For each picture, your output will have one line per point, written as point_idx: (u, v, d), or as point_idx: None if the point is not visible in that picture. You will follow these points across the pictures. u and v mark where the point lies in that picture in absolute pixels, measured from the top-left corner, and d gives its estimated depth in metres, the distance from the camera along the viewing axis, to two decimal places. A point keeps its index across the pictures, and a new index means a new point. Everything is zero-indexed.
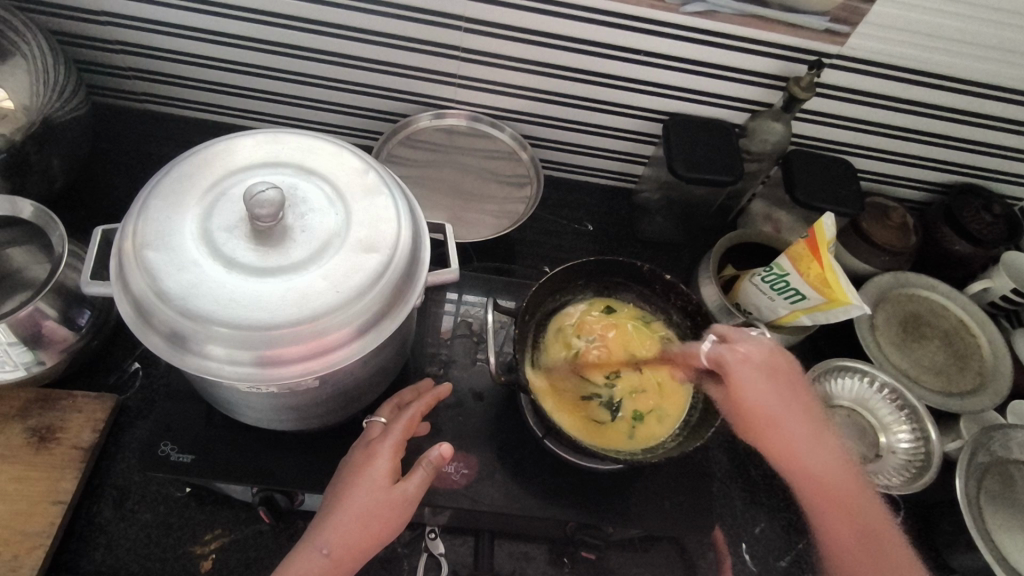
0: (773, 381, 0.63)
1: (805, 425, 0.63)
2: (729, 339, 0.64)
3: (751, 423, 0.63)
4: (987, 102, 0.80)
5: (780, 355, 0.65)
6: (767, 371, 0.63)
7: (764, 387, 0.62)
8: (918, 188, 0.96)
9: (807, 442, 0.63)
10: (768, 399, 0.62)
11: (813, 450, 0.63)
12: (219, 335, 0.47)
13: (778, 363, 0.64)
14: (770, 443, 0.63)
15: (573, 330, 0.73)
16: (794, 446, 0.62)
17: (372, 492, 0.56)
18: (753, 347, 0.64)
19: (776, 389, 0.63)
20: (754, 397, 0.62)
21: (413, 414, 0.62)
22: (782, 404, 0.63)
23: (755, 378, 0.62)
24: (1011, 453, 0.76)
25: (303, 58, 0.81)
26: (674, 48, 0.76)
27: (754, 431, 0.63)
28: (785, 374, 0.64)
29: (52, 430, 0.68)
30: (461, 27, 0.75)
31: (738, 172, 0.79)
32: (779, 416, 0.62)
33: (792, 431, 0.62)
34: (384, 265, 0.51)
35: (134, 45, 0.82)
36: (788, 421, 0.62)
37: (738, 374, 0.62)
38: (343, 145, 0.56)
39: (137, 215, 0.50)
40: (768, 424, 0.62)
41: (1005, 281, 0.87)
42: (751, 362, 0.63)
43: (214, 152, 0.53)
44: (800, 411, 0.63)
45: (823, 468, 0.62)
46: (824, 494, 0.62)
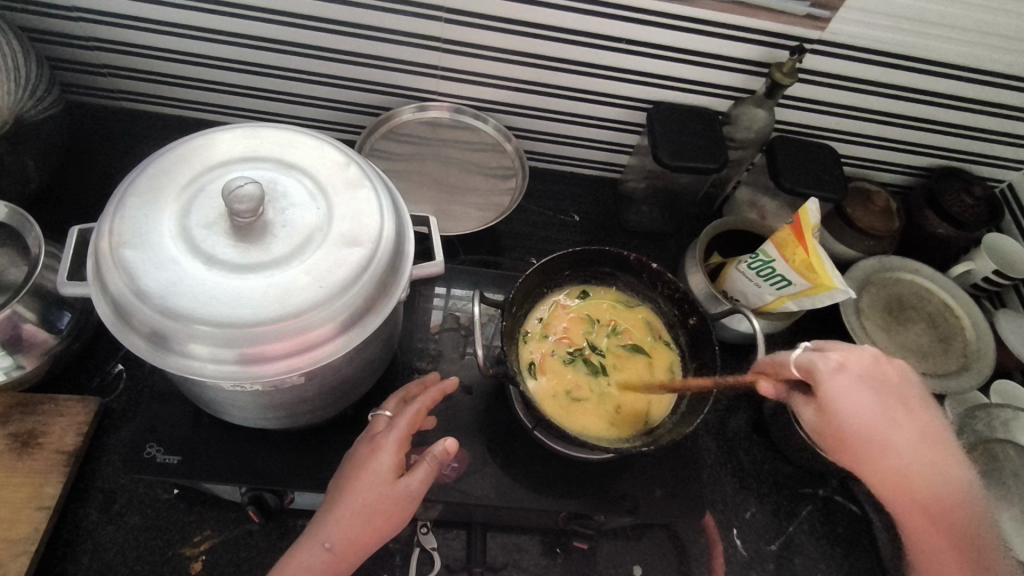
0: (880, 391, 0.55)
1: (919, 434, 0.55)
2: (811, 356, 0.56)
3: (845, 441, 0.54)
4: (967, 85, 0.80)
5: (883, 364, 0.57)
6: (874, 376, 0.56)
7: (861, 396, 0.54)
8: (900, 172, 0.96)
9: (920, 459, 0.54)
10: (869, 409, 0.54)
11: (931, 461, 0.55)
12: (201, 334, 0.46)
13: (888, 376, 0.56)
14: (866, 466, 0.54)
15: (549, 327, 0.73)
16: (887, 455, 0.53)
17: (375, 487, 0.56)
18: (850, 355, 0.56)
19: (881, 398, 0.55)
20: (847, 408, 0.53)
21: (419, 408, 0.61)
22: (885, 416, 0.54)
23: (847, 387, 0.54)
24: (995, 431, 0.77)
25: (282, 52, 0.80)
26: (656, 36, 0.76)
27: (851, 451, 0.54)
28: (899, 387, 0.56)
29: (34, 435, 0.67)
30: (443, 18, 0.75)
31: (723, 159, 0.79)
32: (874, 432, 0.53)
33: (901, 445, 0.54)
34: (368, 259, 0.50)
35: (109, 41, 0.80)
36: (893, 430, 0.54)
37: (829, 384, 0.54)
38: (324, 138, 0.55)
39: (113, 214, 0.49)
40: (858, 443, 0.53)
41: (987, 263, 0.88)
42: (851, 377, 0.54)
43: (191, 148, 0.52)
44: (909, 420, 0.55)
45: (932, 477, 0.54)
46: (930, 506, 0.54)
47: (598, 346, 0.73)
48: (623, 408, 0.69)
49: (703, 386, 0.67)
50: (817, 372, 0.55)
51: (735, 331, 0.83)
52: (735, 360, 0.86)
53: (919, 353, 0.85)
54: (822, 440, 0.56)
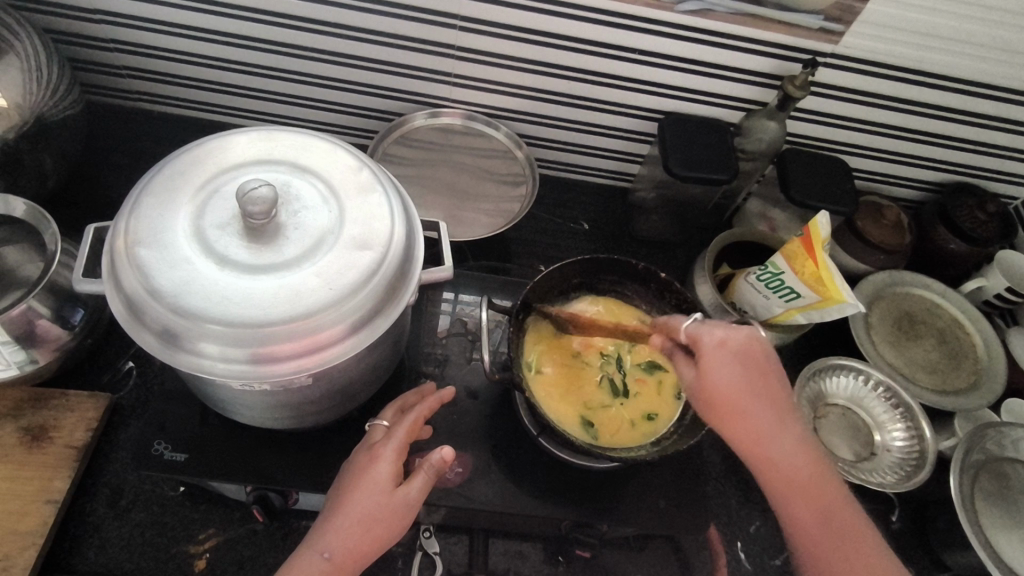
0: (755, 365, 0.58)
1: (788, 421, 0.58)
2: (695, 325, 0.60)
3: (714, 404, 0.57)
4: (981, 101, 0.80)
5: (756, 340, 0.59)
6: (723, 353, 0.58)
7: (733, 371, 0.57)
8: (912, 187, 0.96)
9: (784, 436, 0.57)
10: (734, 376, 0.57)
11: (792, 442, 0.57)
12: (212, 333, 0.47)
13: (756, 350, 0.59)
14: (741, 430, 0.57)
15: (561, 335, 0.74)
16: (761, 433, 0.57)
17: (374, 496, 0.56)
18: (730, 330, 0.59)
19: (741, 369, 0.58)
20: (720, 380, 0.57)
21: (417, 417, 0.62)
22: (747, 385, 0.57)
23: (722, 360, 0.58)
24: (1005, 450, 0.76)
25: (297, 57, 0.81)
26: (669, 47, 0.77)
27: (728, 423, 0.57)
28: (764, 360, 0.59)
29: (45, 429, 0.68)
30: (457, 26, 0.75)
31: (734, 171, 0.79)
32: (748, 405, 0.57)
33: (759, 415, 0.57)
34: (378, 263, 0.50)
35: (130, 43, 0.81)
36: (756, 406, 0.57)
37: (710, 355, 0.58)
38: (337, 143, 0.56)
39: (129, 213, 0.50)
40: (734, 413, 0.57)
41: (999, 279, 0.87)
42: (713, 349, 0.58)
43: (206, 151, 0.53)
44: (774, 398, 0.58)
45: (796, 462, 0.57)
46: (796, 482, 0.56)
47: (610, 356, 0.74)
48: (632, 418, 0.69)
49: None
50: (700, 338, 0.59)
51: None
52: None
53: (927, 369, 0.84)
54: (700, 405, 0.59)
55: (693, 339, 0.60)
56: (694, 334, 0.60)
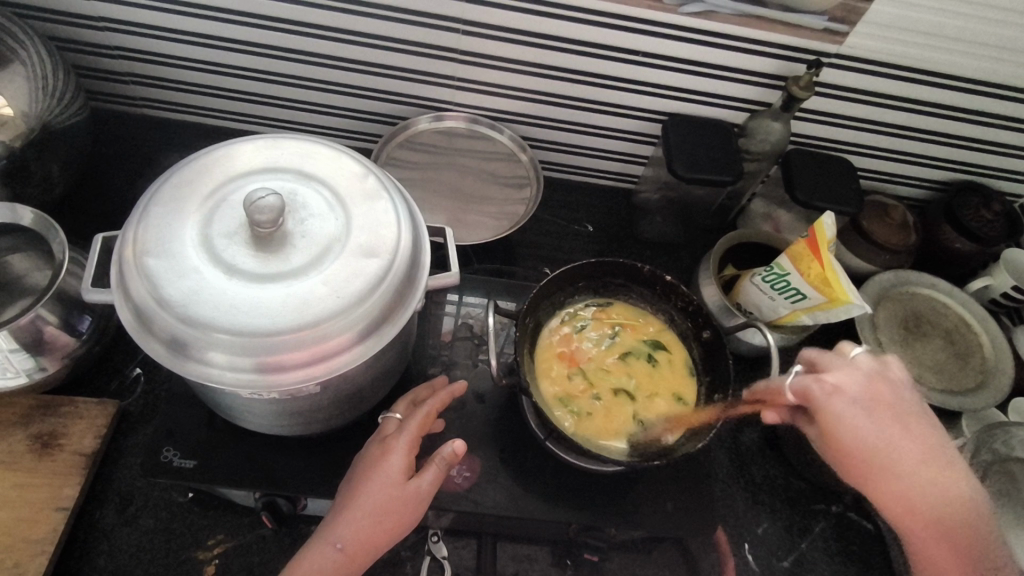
0: (883, 411, 0.59)
1: (931, 465, 0.57)
2: (816, 374, 0.62)
3: (854, 455, 0.58)
4: (986, 100, 0.80)
5: (878, 385, 0.61)
6: (861, 400, 0.59)
7: (860, 416, 0.58)
8: (917, 186, 0.95)
9: (931, 479, 0.56)
10: (866, 428, 0.57)
11: (933, 478, 0.56)
12: (220, 342, 0.47)
13: (883, 393, 0.60)
14: (884, 482, 0.56)
15: (553, 346, 0.73)
16: (896, 476, 0.56)
17: (386, 488, 0.57)
18: (845, 380, 0.60)
19: (879, 420, 0.58)
20: (847, 426, 0.57)
21: (429, 411, 0.62)
22: (886, 434, 0.57)
23: (844, 407, 0.58)
24: (1013, 451, 0.76)
25: (302, 62, 0.81)
26: (672, 49, 0.76)
27: (858, 468, 0.58)
28: (892, 403, 0.60)
29: (54, 436, 0.68)
30: (460, 29, 0.75)
31: (739, 172, 0.79)
32: (881, 450, 0.57)
33: (903, 465, 0.56)
34: (385, 270, 0.50)
35: (135, 50, 0.82)
36: (896, 455, 0.57)
37: (829, 406, 0.58)
38: (342, 149, 0.56)
39: (137, 222, 0.50)
40: (879, 463, 0.57)
41: (1005, 278, 0.87)
42: (827, 397, 0.59)
43: (212, 159, 0.53)
44: (917, 445, 0.57)
45: (938, 499, 0.56)
46: (940, 531, 0.55)
47: (598, 350, 0.73)
48: (660, 409, 0.70)
49: (717, 401, 0.67)
50: (811, 392, 0.60)
51: (748, 345, 0.83)
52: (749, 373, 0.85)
53: (934, 369, 0.84)
54: (835, 458, 0.60)
55: (805, 392, 0.60)
56: (802, 387, 0.60)
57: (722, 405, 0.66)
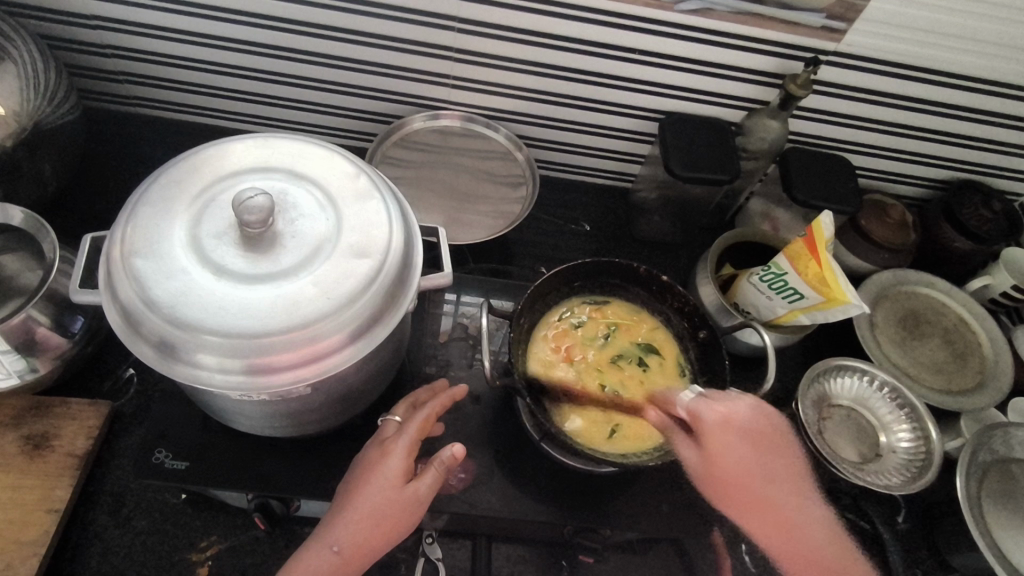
0: (755, 440, 0.65)
1: (780, 480, 0.66)
2: (696, 401, 0.65)
3: (719, 477, 0.63)
4: (986, 97, 0.79)
5: (760, 417, 0.66)
6: (727, 433, 0.63)
7: (740, 447, 0.63)
8: (917, 184, 0.95)
9: (786, 500, 0.65)
10: (747, 458, 0.64)
11: (807, 511, 0.66)
12: (208, 344, 0.46)
13: (762, 423, 0.66)
14: (760, 509, 0.64)
15: (548, 344, 0.72)
16: (774, 509, 0.64)
17: (383, 492, 0.56)
18: (733, 409, 0.64)
19: (745, 446, 0.64)
20: (727, 457, 0.63)
21: (428, 414, 0.61)
22: (750, 460, 0.65)
23: (728, 440, 0.63)
24: (1012, 451, 0.75)
25: (296, 61, 0.81)
26: (669, 46, 0.76)
27: (739, 500, 0.64)
28: (765, 433, 0.66)
29: (46, 438, 0.67)
30: (455, 27, 0.75)
31: (736, 171, 0.78)
32: (742, 480, 0.64)
33: (757, 487, 0.64)
34: (376, 270, 0.50)
35: (128, 49, 0.81)
36: (769, 482, 0.65)
37: (715, 438, 0.62)
38: (335, 149, 0.55)
39: (125, 223, 0.49)
40: (785, 500, 0.65)
41: (1005, 277, 0.86)
42: (715, 427, 0.63)
43: (203, 158, 0.53)
44: (762, 464, 0.65)
45: (812, 522, 0.66)
46: (808, 551, 0.63)
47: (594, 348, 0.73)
48: (648, 410, 0.69)
49: None
50: (700, 415, 0.64)
51: (744, 344, 0.82)
52: (745, 375, 0.84)
53: (933, 369, 0.84)
54: (705, 482, 0.64)
55: (694, 417, 0.64)
56: (694, 411, 0.64)
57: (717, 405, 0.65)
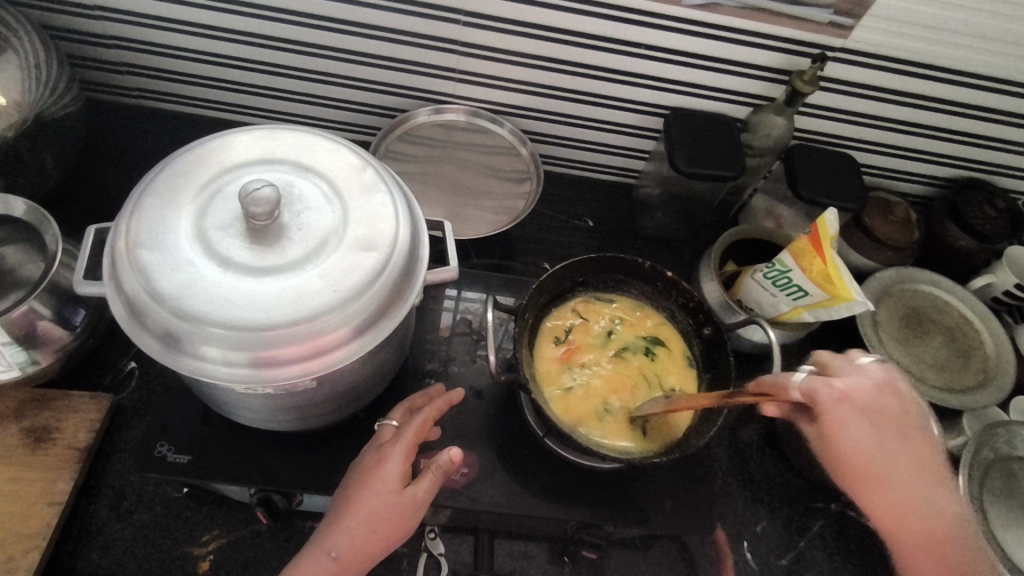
0: (882, 421, 0.58)
1: (919, 467, 0.58)
2: (809, 378, 0.57)
3: (855, 466, 0.58)
4: (992, 96, 0.79)
5: (887, 393, 0.59)
6: (875, 409, 0.58)
7: (862, 429, 0.57)
8: (921, 182, 0.95)
9: (922, 484, 0.58)
10: (876, 443, 0.57)
11: (931, 491, 0.58)
12: (214, 337, 0.46)
13: (889, 401, 0.58)
14: (877, 494, 0.58)
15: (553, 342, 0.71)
16: (891, 490, 0.58)
17: (381, 497, 0.56)
18: (855, 385, 0.58)
19: (881, 430, 0.57)
20: (852, 439, 0.57)
21: (425, 419, 0.60)
22: (887, 444, 0.58)
23: (845, 417, 0.57)
24: (1014, 450, 0.75)
25: (300, 53, 0.80)
26: (675, 42, 0.75)
27: (854, 472, 0.58)
28: (897, 414, 0.58)
29: (47, 431, 0.67)
30: (461, 21, 0.74)
31: (741, 167, 0.78)
32: (889, 460, 0.58)
33: (898, 476, 0.58)
34: (383, 264, 0.50)
35: (130, 39, 0.80)
36: (896, 470, 0.58)
37: (834, 416, 0.57)
38: (340, 141, 0.55)
39: (130, 214, 0.49)
40: (873, 470, 0.58)
41: (1008, 276, 0.86)
42: (835, 405, 0.56)
43: (208, 149, 0.52)
44: (906, 444, 0.58)
45: (927, 518, 0.58)
46: (931, 535, 0.58)
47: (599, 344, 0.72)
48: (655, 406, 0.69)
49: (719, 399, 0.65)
50: (819, 398, 0.56)
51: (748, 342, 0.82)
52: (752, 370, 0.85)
53: (935, 367, 0.84)
54: (833, 462, 0.59)
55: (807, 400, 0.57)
56: (806, 392, 0.57)
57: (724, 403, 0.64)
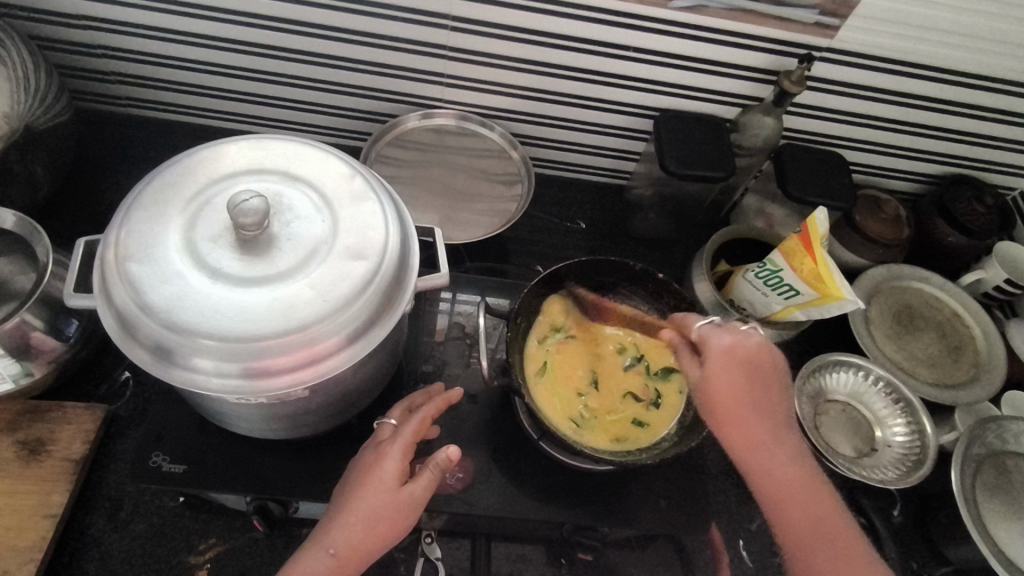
0: (750, 377, 0.63)
1: (777, 420, 0.63)
2: (708, 326, 0.65)
3: (721, 413, 0.62)
4: (979, 93, 0.79)
5: (762, 353, 0.64)
6: (731, 361, 0.63)
7: (734, 378, 0.63)
8: (911, 179, 0.95)
9: (779, 444, 0.62)
10: (733, 389, 0.62)
11: (778, 452, 0.62)
12: (205, 348, 0.46)
13: (756, 363, 0.64)
14: (751, 451, 0.61)
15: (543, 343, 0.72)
16: (757, 442, 0.62)
17: (380, 494, 0.57)
18: (739, 338, 0.64)
19: (733, 380, 0.62)
20: (722, 384, 0.62)
21: (424, 417, 0.62)
22: (747, 395, 0.62)
23: (728, 366, 0.63)
24: (1006, 444, 0.76)
25: (289, 60, 0.80)
26: (663, 44, 0.76)
27: (730, 426, 0.62)
28: (764, 373, 0.64)
29: (42, 443, 0.67)
30: (450, 26, 0.75)
31: (731, 168, 0.79)
32: (744, 406, 0.62)
33: (756, 425, 0.62)
34: (373, 272, 0.50)
35: (119, 49, 0.80)
36: (761, 422, 0.62)
37: (716, 362, 0.63)
38: (330, 150, 0.55)
39: (119, 226, 0.49)
40: (731, 419, 0.62)
41: (998, 272, 0.87)
42: (721, 353, 0.63)
43: (197, 160, 0.52)
44: (762, 397, 0.63)
45: (792, 473, 0.61)
46: (792, 493, 0.60)
47: (586, 354, 0.73)
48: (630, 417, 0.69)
49: None
50: (711, 340, 0.64)
51: None
52: None
53: (927, 364, 0.84)
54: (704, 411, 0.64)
55: (703, 341, 0.65)
56: (704, 335, 0.65)
57: None
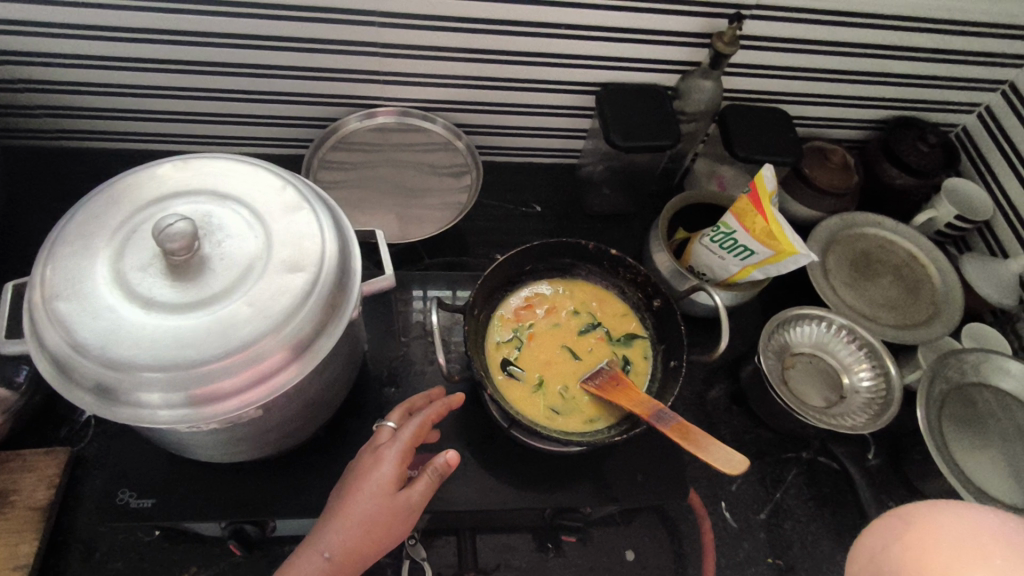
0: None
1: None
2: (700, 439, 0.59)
3: None
4: (910, 35, 0.80)
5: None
6: None
7: None
8: (855, 127, 0.96)
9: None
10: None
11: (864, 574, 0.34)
12: (146, 380, 0.45)
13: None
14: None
15: (502, 336, 0.71)
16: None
17: (376, 499, 0.56)
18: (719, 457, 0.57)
19: None
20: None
21: (425, 421, 0.60)
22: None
23: None
24: (967, 376, 0.77)
25: (215, 73, 0.78)
26: (593, 18, 0.75)
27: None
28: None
29: (5, 493, 0.66)
30: (375, 22, 0.73)
31: (676, 135, 0.78)
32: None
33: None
34: (312, 283, 0.49)
35: (34, 80, 0.77)
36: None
37: None
38: (257, 164, 0.54)
39: (44, 265, 0.48)
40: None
41: (948, 209, 0.88)
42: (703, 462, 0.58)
43: (119, 188, 0.51)
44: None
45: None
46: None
47: (548, 338, 0.72)
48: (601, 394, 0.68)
49: (673, 367, 0.66)
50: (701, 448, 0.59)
51: (701, 307, 0.83)
52: (707, 333, 0.86)
53: (888, 307, 0.85)
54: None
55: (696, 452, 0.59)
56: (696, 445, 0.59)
57: (678, 369, 0.65)
